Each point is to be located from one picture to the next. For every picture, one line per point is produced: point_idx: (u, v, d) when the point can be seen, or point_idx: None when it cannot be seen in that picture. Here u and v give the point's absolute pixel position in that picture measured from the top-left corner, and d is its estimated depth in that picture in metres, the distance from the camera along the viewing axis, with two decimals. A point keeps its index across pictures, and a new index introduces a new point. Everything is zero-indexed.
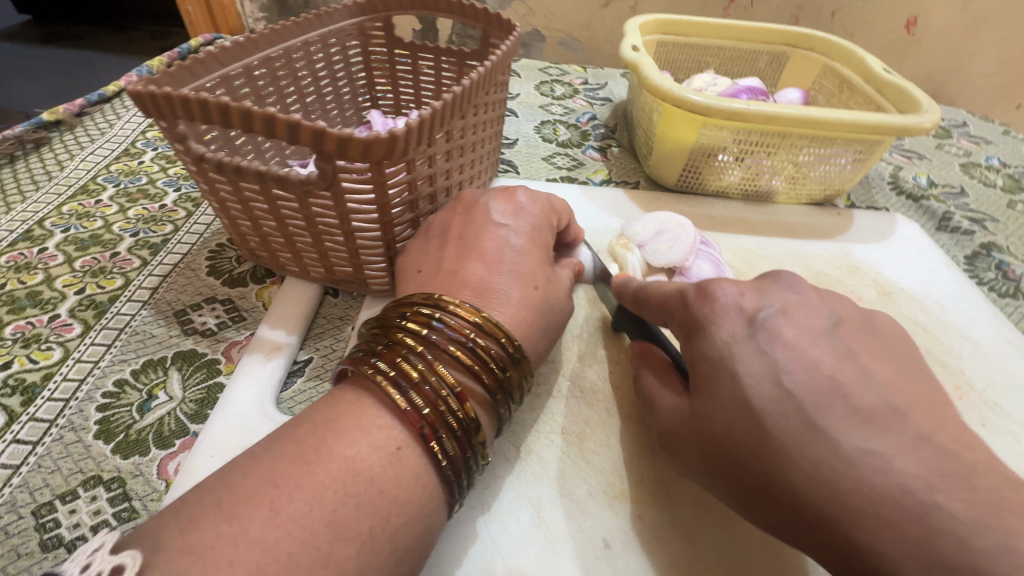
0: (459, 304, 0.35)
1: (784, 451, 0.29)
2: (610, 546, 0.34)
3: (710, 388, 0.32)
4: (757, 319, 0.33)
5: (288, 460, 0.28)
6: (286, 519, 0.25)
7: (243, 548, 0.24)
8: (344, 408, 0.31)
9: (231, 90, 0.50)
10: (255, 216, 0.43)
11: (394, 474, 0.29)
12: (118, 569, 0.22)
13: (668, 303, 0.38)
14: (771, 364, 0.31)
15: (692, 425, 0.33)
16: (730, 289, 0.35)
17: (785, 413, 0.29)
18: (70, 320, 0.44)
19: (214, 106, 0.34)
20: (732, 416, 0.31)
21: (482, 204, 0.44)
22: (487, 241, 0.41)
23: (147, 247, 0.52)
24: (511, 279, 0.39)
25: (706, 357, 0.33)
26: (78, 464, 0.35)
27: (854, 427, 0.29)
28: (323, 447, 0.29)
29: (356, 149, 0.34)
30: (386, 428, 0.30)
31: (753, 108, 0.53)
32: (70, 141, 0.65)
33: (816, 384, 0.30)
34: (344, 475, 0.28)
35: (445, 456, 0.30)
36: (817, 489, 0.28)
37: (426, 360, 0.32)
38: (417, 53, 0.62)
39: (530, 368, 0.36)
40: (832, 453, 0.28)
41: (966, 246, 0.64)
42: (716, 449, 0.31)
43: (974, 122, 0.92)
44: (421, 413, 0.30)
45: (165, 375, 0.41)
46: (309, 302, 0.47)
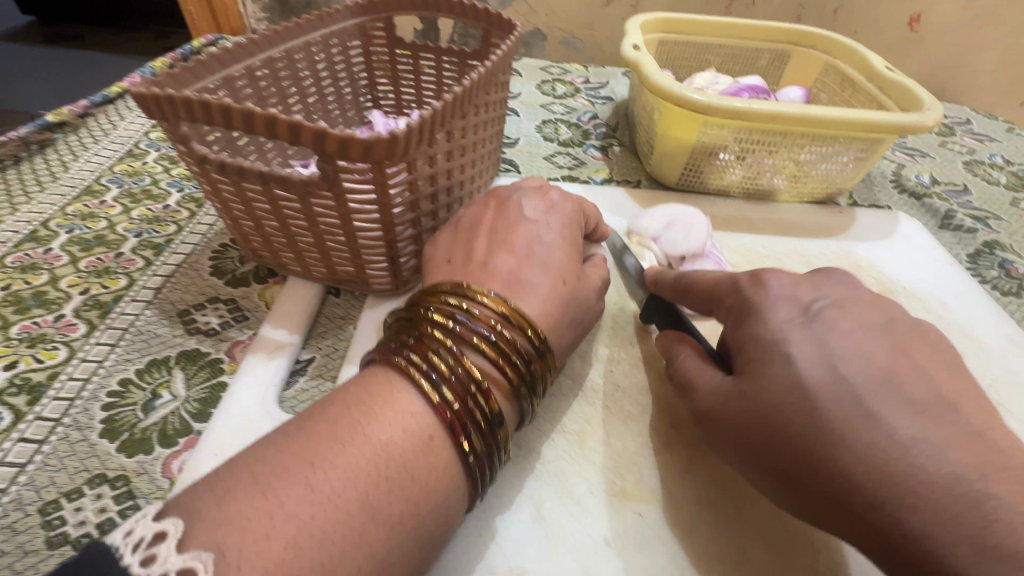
0: (487, 295, 0.35)
1: (836, 434, 0.29)
2: (610, 545, 0.34)
3: (761, 369, 0.32)
4: (812, 309, 0.34)
5: (321, 442, 0.28)
6: (321, 496, 0.26)
7: (279, 522, 0.24)
8: (376, 390, 0.31)
9: (232, 91, 0.50)
10: (258, 217, 0.43)
11: (423, 464, 0.29)
12: (161, 536, 0.23)
13: (716, 289, 0.38)
14: (825, 349, 0.32)
15: (738, 406, 0.33)
16: (784, 280, 0.36)
17: (839, 397, 0.30)
18: (76, 320, 0.45)
19: (216, 108, 0.34)
20: (782, 395, 0.31)
21: (514, 202, 0.44)
22: (517, 236, 0.41)
23: (151, 247, 0.52)
24: (542, 272, 0.39)
25: (758, 340, 0.33)
26: (83, 463, 0.36)
27: (910, 418, 0.29)
28: (355, 427, 0.29)
29: (357, 151, 0.34)
30: (417, 417, 0.30)
31: (755, 107, 0.53)
32: (74, 142, 0.65)
33: (871, 374, 0.30)
34: (377, 461, 0.28)
35: (472, 451, 0.30)
36: (868, 473, 0.28)
37: (456, 353, 0.32)
38: (418, 53, 0.62)
39: (554, 362, 0.36)
40: (884, 437, 0.28)
41: (969, 244, 0.64)
42: (765, 428, 0.31)
43: (978, 119, 0.91)
44: (451, 406, 0.30)
45: (169, 374, 0.41)
46: (311, 302, 0.47)
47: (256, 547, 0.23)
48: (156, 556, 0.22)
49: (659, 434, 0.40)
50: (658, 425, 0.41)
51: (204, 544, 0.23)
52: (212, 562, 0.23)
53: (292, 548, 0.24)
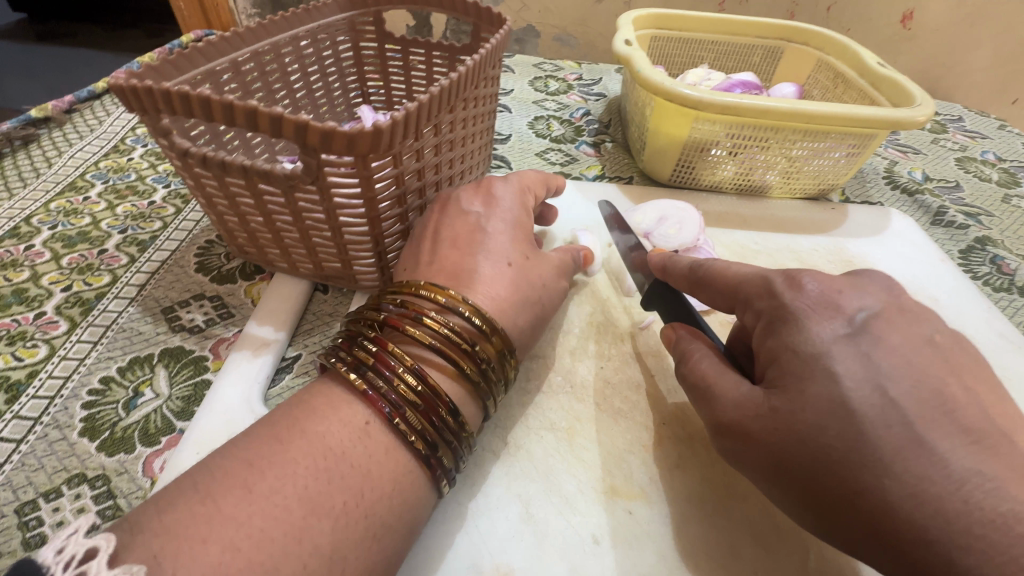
0: (421, 284, 0.35)
1: (883, 462, 0.28)
2: (599, 542, 0.34)
3: (799, 386, 0.31)
4: (858, 320, 0.32)
5: (260, 442, 0.28)
6: (259, 496, 0.26)
7: (217, 526, 0.24)
8: (316, 390, 0.32)
9: (217, 84, 0.49)
10: (242, 212, 0.42)
11: (362, 450, 0.29)
12: (91, 553, 0.22)
13: (743, 290, 0.36)
14: (871, 367, 0.30)
15: (771, 423, 0.31)
16: (822, 281, 0.33)
17: (891, 422, 0.28)
18: (57, 318, 0.44)
19: (196, 100, 0.34)
20: (822, 416, 0.29)
21: (454, 197, 0.43)
22: (459, 227, 0.41)
23: (135, 244, 0.51)
24: (488, 260, 0.39)
25: (798, 353, 0.31)
26: (62, 462, 0.35)
27: (962, 447, 0.28)
28: (291, 425, 0.29)
29: (341, 143, 0.33)
30: (353, 406, 0.31)
31: (746, 102, 0.53)
32: (59, 137, 0.64)
33: (920, 395, 0.29)
34: (312, 453, 0.28)
35: (412, 433, 0.30)
36: (916, 504, 0.27)
37: (387, 343, 0.32)
38: (408, 48, 0.61)
39: (507, 342, 0.35)
40: (935, 467, 0.27)
41: (961, 240, 0.64)
42: (803, 450, 0.30)
43: (970, 116, 0.91)
44: (382, 392, 0.31)
45: (152, 372, 0.41)
46: (298, 299, 0.47)
47: (191, 555, 0.23)
48: (86, 573, 0.21)
49: (649, 431, 0.40)
50: (648, 421, 0.40)
51: (138, 557, 0.22)
52: (144, 574, 0.22)
53: (229, 551, 0.24)
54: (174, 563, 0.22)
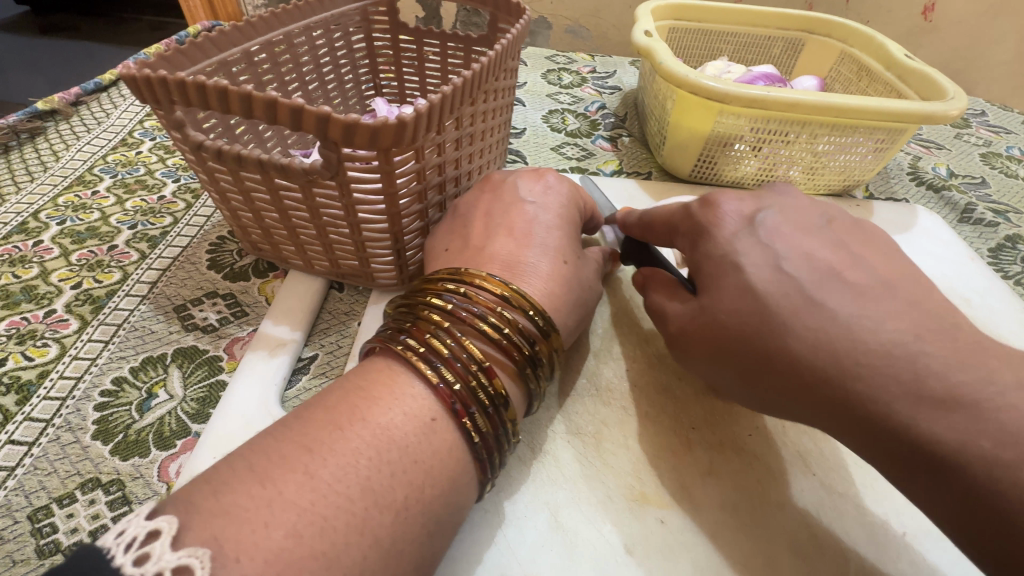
0: (482, 276, 0.34)
1: (784, 324, 0.32)
2: (633, 553, 0.33)
3: (716, 283, 0.35)
4: (756, 220, 0.37)
5: (319, 428, 0.27)
6: (321, 482, 0.24)
7: (277, 511, 0.23)
8: (376, 377, 0.30)
9: (229, 75, 0.48)
10: (258, 208, 0.41)
11: (428, 446, 0.28)
12: (153, 534, 0.21)
13: (672, 219, 0.41)
14: (768, 254, 0.34)
15: (700, 320, 0.35)
16: (731, 199, 0.38)
17: (783, 293, 0.33)
18: (67, 316, 0.43)
19: (213, 90, 0.32)
20: (736, 303, 0.33)
21: (510, 182, 0.44)
22: (514, 217, 0.41)
23: (145, 239, 0.50)
24: (541, 253, 0.39)
25: (711, 257, 0.36)
26: (75, 467, 0.34)
27: (849, 299, 0.32)
28: (356, 414, 0.27)
29: (364, 137, 0.32)
30: (419, 399, 0.29)
31: (773, 95, 0.51)
32: (66, 131, 0.63)
33: (813, 268, 0.33)
34: (379, 446, 0.26)
35: (477, 432, 0.29)
36: (816, 353, 0.31)
37: (454, 334, 0.31)
38: (423, 38, 0.59)
39: (560, 342, 0.35)
40: (828, 321, 0.31)
41: (990, 238, 0.62)
42: (726, 337, 0.33)
43: (993, 111, 0.89)
44: (452, 388, 0.29)
45: (165, 373, 0.39)
46: (313, 298, 0.45)
47: (255, 538, 0.22)
48: (149, 556, 0.21)
49: (679, 435, 0.38)
50: (678, 425, 0.39)
51: (192, 539, 0.21)
52: (209, 558, 0.21)
53: (292, 537, 0.22)
54: (236, 547, 0.21)
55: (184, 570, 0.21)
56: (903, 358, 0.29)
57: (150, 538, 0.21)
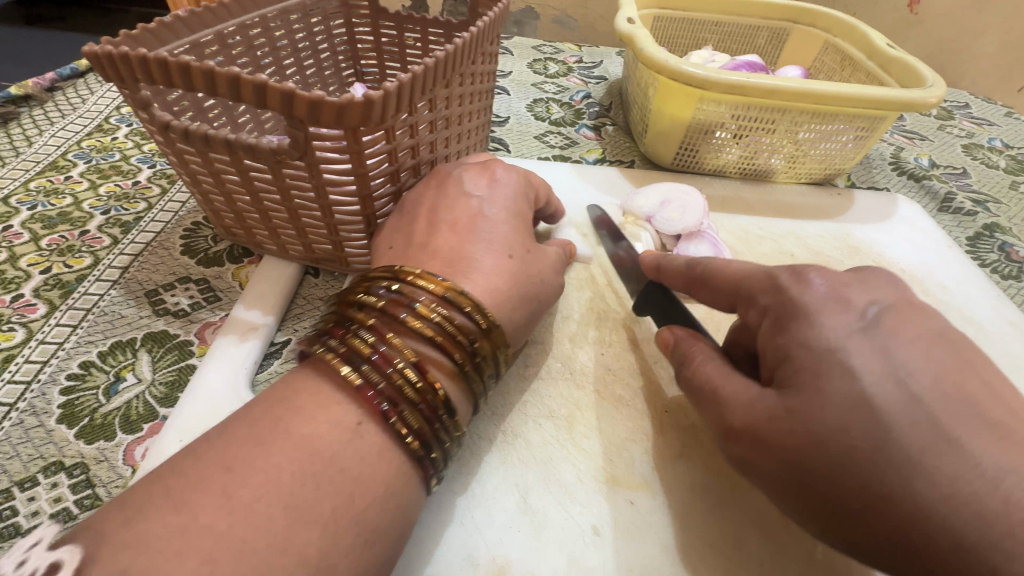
0: (417, 272, 0.33)
1: (912, 461, 0.26)
2: (600, 533, 0.33)
3: (815, 383, 0.28)
4: (871, 314, 0.30)
5: (240, 445, 0.26)
6: (239, 505, 0.24)
7: (193, 538, 0.22)
8: (300, 386, 0.30)
9: (202, 57, 0.47)
10: (229, 190, 0.41)
11: (354, 451, 0.27)
12: (52, 567, 0.21)
13: (749, 283, 0.34)
14: (891, 361, 0.28)
15: (784, 423, 0.29)
16: (830, 276, 0.32)
17: (915, 421, 0.26)
18: (35, 300, 0.42)
19: (175, 67, 0.32)
20: (844, 416, 0.27)
21: (454, 176, 0.42)
22: (460, 211, 0.40)
23: (118, 225, 0.49)
24: (487, 249, 0.38)
25: (809, 348, 0.29)
26: (38, 450, 0.33)
27: (994, 445, 0.25)
28: (276, 426, 0.27)
29: (330, 115, 0.31)
30: (342, 404, 0.29)
31: (753, 81, 0.51)
32: (40, 116, 0.62)
33: (948, 391, 0.27)
34: (301, 457, 0.26)
35: (407, 430, 0.29)
36: (952, 508, 0.25)
37: (381, 335, 0.31)
38: (403, 24, 0.59)
39: (504, 339, 0.34)
40: (970, 467, 0.25)
41: (968, 227, 0.62)
42: (822, 454, 0.27)
43: (976, 103, 0.90)
44: (377, 389, 0.29)
45: (135, 357, 0.39)
46: (287, 283, 0.45)
47: (167, 567, 0.21)
48: None
49: (652, 419, 0.38)
50: (651, 409, 0.39)
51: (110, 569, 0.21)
52: None
53: (207, 564, 0.22)
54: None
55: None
56: None
57: (47, 571, 0.21)
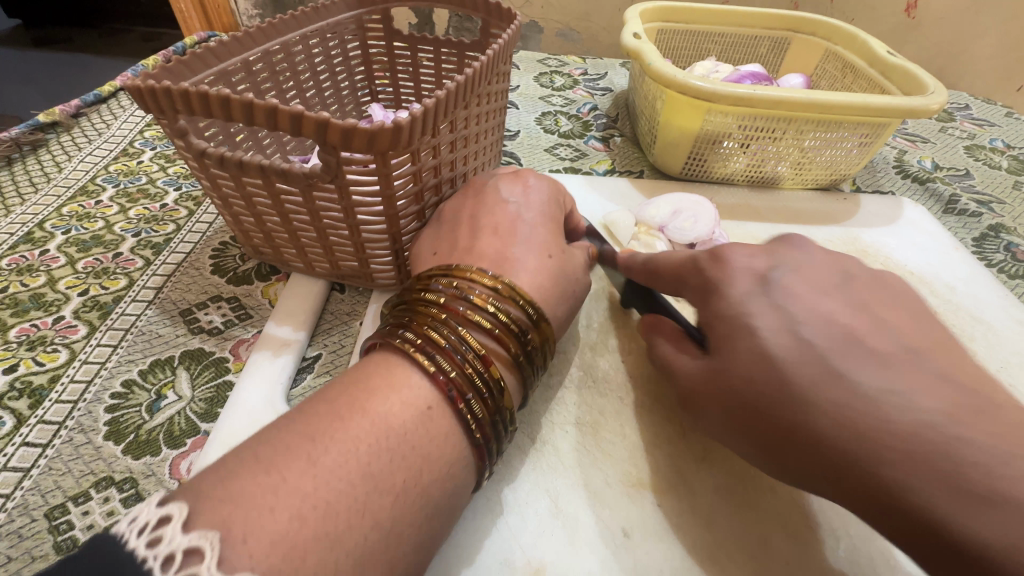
0: (474, 269, 0.36)
1: (805, 397, 0.29)
2: (629, 535, 0.34)
3: (728, 344, 0.33)
4: (770, 278, 0.34)
5: (321, 419, 0.28)
6: (323, 470, 0.25)
7: (283, 496, 0.24)
8: (374, 373, 0.31)
9: (228, 84, 0.49)
10: (259, 212, 0.42)
11: (424, 434, 0.29)
12: (165, 520, 0.23)
13: (679, 270, 0.38)
14: (785, 317, 0.32)
15: (713, 383, 0.33)
16: (743, 254, 0.36)
17: (803, 361, 0.30)
18: (75, 322, 0.44)
19: (215, 99, 0.34)
20: (751, 369, 0.31)
21: (491, 186, 0.44)
22: (499, 217, 0.42)
23: (150, 247, 0.51)
24: (528, 250, 0.40)
25: (722, 317, 0.34)
26: (88, 466, 0.35)
27: (874, 371, 0.29)
28: (355, 406, 0.29)
29: (361, 140, 0.33)
30: (415, 389, 0.30)
31: (758, 94, 0.53)
32: (68, 142, 0.64)
33: (832, 333, 0.31)
34: (376, 433, 0.28)
35: (474, 418, 0.30)
36: (842, 432, 0.28)
37: (450, 326, 0.32)
38: (417, 45, 0.61)
39: (551, 332, 0.36)
40: (852, 395, 0.28)
41: (974, 228, 0.63)
42: (739, 403, 0.31)
43: (977, 105, 0.91)
44: (448, 376, 0.30)
45: (174, 374, 0.41)
46: (317, 299, 0.46)
47: (261, 522, 0.23)
48: (161, 539, 0.22)
49: (676, 422, 0.40)
50: (673, 413, 0.40)
51: (210, 528, 0.22)
52: (218, 540, 0.22)
53: (297, 519, 0.23)
54: (243, 530, 0.22)
55: (195, 551, 0.22)
56: (940, 445, 0.26)
57: (162, 524, 0.22)
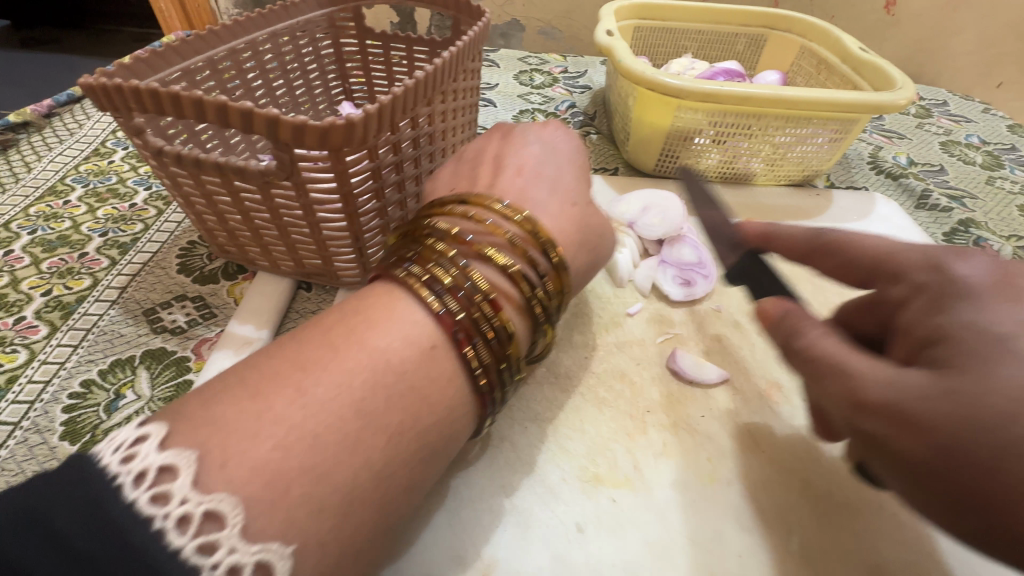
0: (492, 208, 0.35)
1: None
2: (583, 529, 0.34)
3: (976, 367, 0.24)
4: None
5: (316, 347, 0.29)
6: (312, 401, 0.26)
7: (268, 424, 0.25)
8: (376, 303, 0.31)
9: (193, 83, 0.49)
10: (221, 211, 0.42)
11: (427, 372, 0.29)
12: (142, 439, 0.23)
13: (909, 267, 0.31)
14: None
15: (944, 405, 0.24)
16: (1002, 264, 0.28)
17: None
18: (37, 322, 0.44)
19: (166, 96, 0.33)
20: (1011, 400, 0.23)
21: (520, 136, 0.45)
22: (524, 160, 0.43)
23: (116, 246, 0.51)
24: (552, 194, 0.41)
25: (962, 334, 0.26)
26: (41, 466, 0.35)
27: None
28: (353, 336, 0.29)
29: (313, 137, 0.33)
30: (420, 326, 0.31)
31: (727, 90, 0.53)
32: (39, 143, 0.64)
33: None
34: (376, 367, 0.28)
35: (478, 361, 0.31)
36: None
37: (458, 265, 0.32)
38: (389, 43, 0.61)
39: (569, 280, 0.36)
40: None
41: (944, 223, 0.64)
42: (998, 446, 0.23)
43: (955, 101, 0.92)
44: (455, 318, 0.31)
45: (133, 374, 0.40)
46: (281, 297, 0.46)
47: (242, 449, 0.24)
48: (136, 455, 0.23)
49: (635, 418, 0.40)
50: (634, 409, 0.41)
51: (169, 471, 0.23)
52: (194, 460, 0.23)
53: (280, 449, 0.24)
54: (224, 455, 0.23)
55: (169, 469, 0.23)
56: None
57: (139, 441, 0.23)
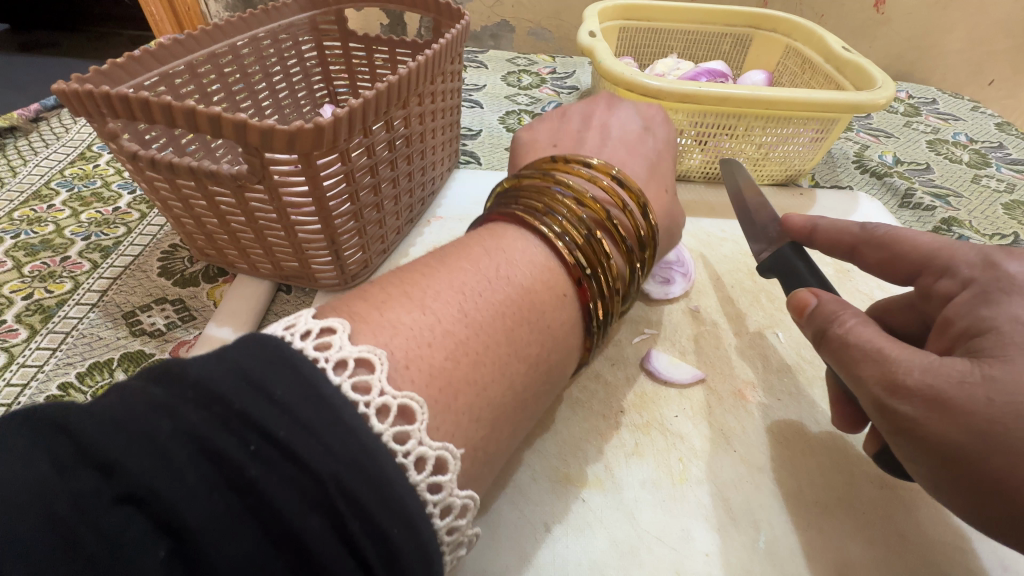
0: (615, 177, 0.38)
1: None
2: (551, 530, 0.36)
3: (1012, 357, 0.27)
4: None
5: (463, 279, 0.31)
6: (468, 330, 0.29)
7: (433, 337, 0.27)
8: (510, 246, 0.34)
9: (173, 87, 0.49)
10: (197, 214, 0.42)
11: (556, 319, 0.32)
12: (329, 330, 0.25)
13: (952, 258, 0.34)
14: None
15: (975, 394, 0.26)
16: None
17: None
18: (17, 326, 0.44)
19: (136, 102, 0.34)
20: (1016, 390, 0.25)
21: (621, 115, 0.49)
22: (630, 137, 0.46)
23: (98, 250, 0.51)
24: (652, 175, 0.44)
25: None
26: None
27: None
28: (498, 274, 0.32)
29: (282, 142, 0.33)
30: (552, 274, 0.33)
31: (706, 90, 0.53)
32: (24, 147, 0.64)
33: None
34: (522, 306, 0.31)
35: (596, 314, 0.34)
36: None
37: (585, 225, 0.35)
38: (371, 45, 0.61)
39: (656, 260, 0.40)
40: None
41: (927, 221, 0.64)
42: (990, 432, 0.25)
43: (944, 99, 0.92)
44: (584, 272, 0.34)
45: (111, 377, 0.41)
46: (260, 300, 0.47)
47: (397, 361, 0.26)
48: (330, 345, 0.24)
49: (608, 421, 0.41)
50: (607, 410, 0.42)
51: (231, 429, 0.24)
52: (385, 358, 0.25)
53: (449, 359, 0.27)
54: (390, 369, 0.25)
55: (363, 361, 0.25)
56: None
57: (329, 331, 0.25)
